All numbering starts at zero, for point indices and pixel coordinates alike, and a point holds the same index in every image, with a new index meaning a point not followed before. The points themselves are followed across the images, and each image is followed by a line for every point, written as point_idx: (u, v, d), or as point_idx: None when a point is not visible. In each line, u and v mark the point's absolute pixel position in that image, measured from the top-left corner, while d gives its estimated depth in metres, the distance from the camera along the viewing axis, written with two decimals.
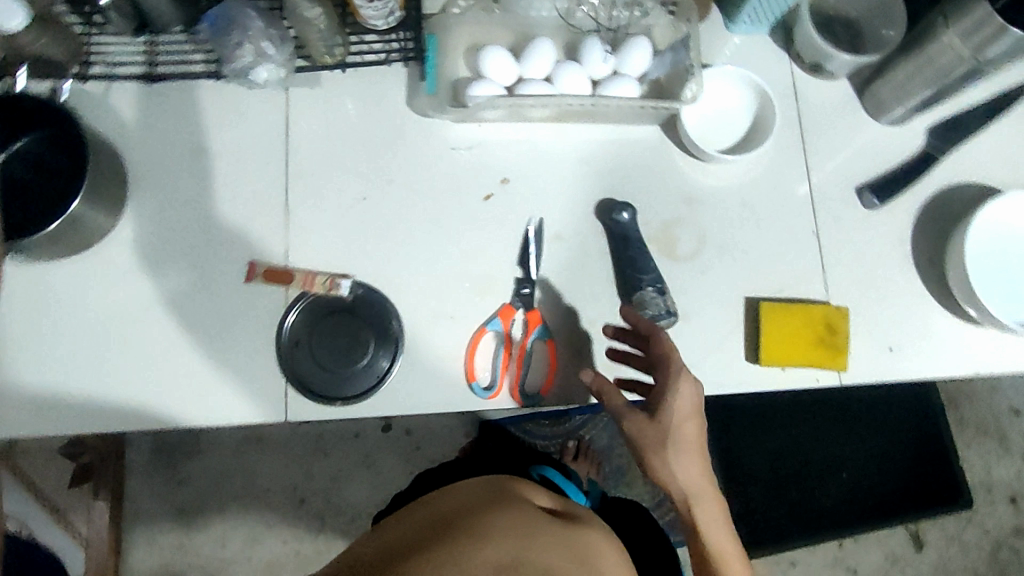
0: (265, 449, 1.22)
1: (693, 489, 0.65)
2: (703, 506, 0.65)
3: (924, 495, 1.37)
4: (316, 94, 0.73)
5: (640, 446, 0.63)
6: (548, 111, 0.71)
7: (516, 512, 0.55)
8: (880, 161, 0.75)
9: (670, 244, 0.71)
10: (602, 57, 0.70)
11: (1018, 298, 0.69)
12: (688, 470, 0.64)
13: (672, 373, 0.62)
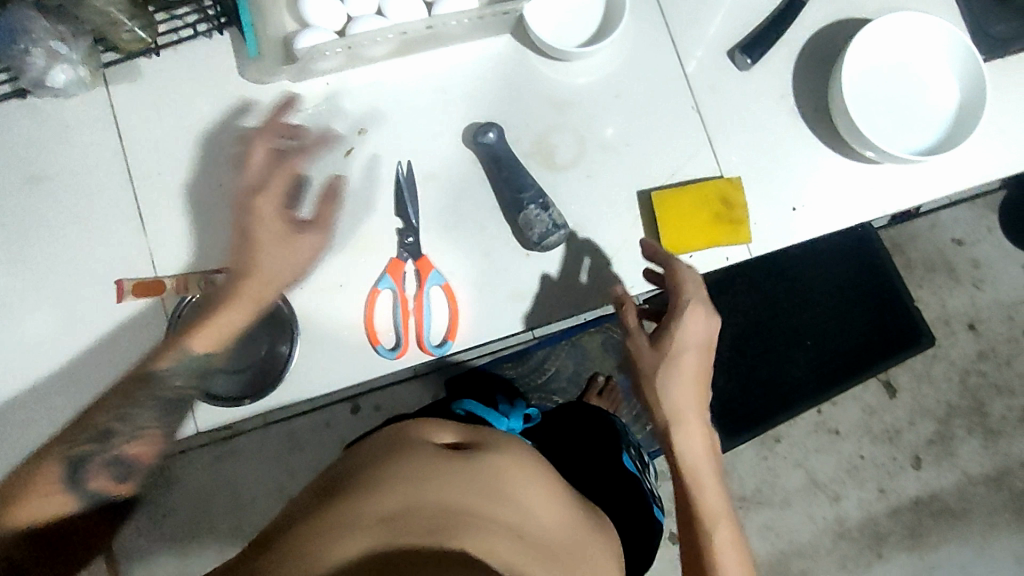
0: (238, 460, 1.20)
1: (678, 419, 0.65)
2: (685, 437, 0.65)
3: (890, 349, 1.40)
4: (140, 86, 0.67)
5: (636, 366, 0.65)
6: (389, 45, 0.66)
7: (421, 451, 0.56)
8: (749, 17, 0.71)
9: (551, 155, 0.68)
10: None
11: (907, 125, 0.68)
12: (681, 400, 0.65)
13: (684, 305, 0.63)
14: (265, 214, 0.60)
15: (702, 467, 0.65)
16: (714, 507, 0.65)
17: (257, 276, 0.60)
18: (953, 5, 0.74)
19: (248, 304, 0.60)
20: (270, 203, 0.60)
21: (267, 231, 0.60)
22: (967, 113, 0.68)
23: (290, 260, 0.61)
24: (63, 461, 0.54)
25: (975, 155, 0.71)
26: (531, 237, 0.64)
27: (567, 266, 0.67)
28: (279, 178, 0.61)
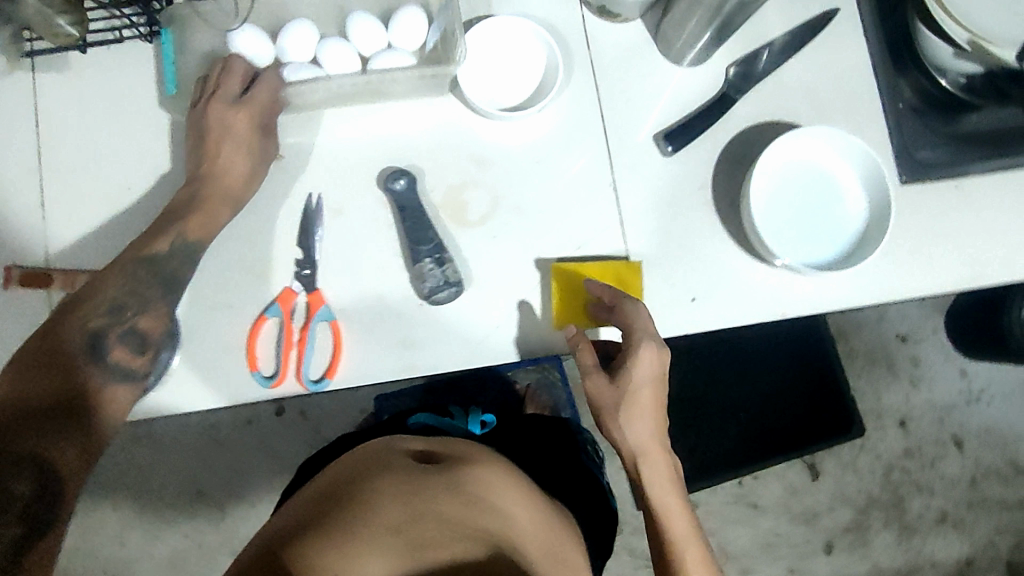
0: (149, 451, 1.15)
1: (639, 446, 0.67)
2: (650, 465, 0.67)
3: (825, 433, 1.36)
4: (66, 79, 0.67)
5: (598, 405, 0.67)
6: (320, 96, 0.67)
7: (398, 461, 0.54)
8: (679, 105, 0.73)
9: (461, 210, 0.68)
10: (377, 29, 0.66)
11: (811, 238, 0.70)
12: (642, 431, 0.67)
13: (635, 344, 0.63)
14: (235, 121, 0.65)
15: (667, 494, 0.67)
16: (685, 534, 0.66)
17: (209, 172, 0.65)
18: (881, 123, 0.75)
19: (204, 208, 0.64)
20: (245, 117, 0.65)
21: (235, 145, 0.65)
22: (872, 232, 0.69)
23: (250, 173, 0.66)
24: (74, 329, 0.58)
25: (877, 271, 0.72)
26: (422, 289, 0.66)
27: (458, 321, 0.67)
28: (260, 95, 0.66)
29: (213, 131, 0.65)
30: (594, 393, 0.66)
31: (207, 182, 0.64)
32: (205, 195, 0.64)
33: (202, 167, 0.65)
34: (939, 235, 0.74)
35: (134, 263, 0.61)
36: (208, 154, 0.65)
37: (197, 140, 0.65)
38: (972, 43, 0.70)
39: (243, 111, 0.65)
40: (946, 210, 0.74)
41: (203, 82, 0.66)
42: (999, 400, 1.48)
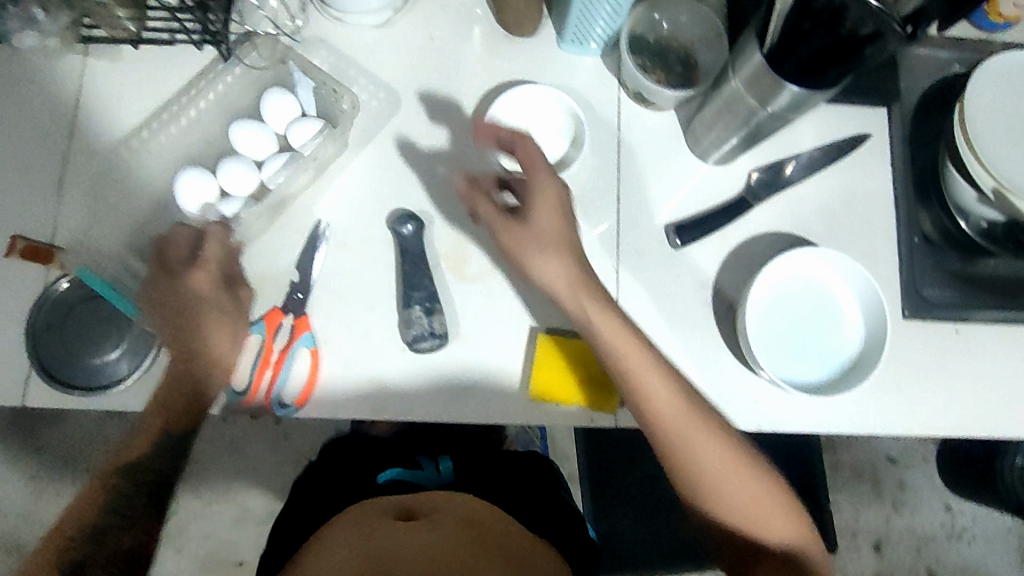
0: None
1: (549, 282, 0.63)
2: (598, 314, 0.63)
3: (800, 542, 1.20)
4: (114, 67, 0.70)
5: (508, 241, 0.63)
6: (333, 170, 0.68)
7: (357, 550, 0.58)
8: (696, 200, 0.74)
9: (462, 263, 0.69)
10: (256, 126, 0.68)
11: (802, 355, 0.69)
12: (553, 271, 0.63)
13: (531, 175, 0.63)
14: (195, 288, 0.64)
15: (623, 349, 0.63)
16: (652, 390, 0.63)
17: (188, 351, 0.63)
18: (892, 254, 0.75)
19: (191, 392, 0.64)
20: (204, 277, 0.64)
21: (202, 312, 0.64)
22: (863, 361, 0.68)
23: (225, 335, 0.64)
24: (156, 489, 0.65)
25: (863, 402, 0.71)
26: (406, 335, 0.66)
27: (435, 373, 0.66)
28: (211, 252, 0.64)
29: (179, 308, 0.64)
30: (502, 239, 0.63)
31: (183, 358, 0.64)
32: (176, 378, 0.64)
33: (179, 346, 0.64)
34: (932, 376, 0.73)
35: (119, 472, 0.64)
36: (183, 333, 0.64)
37: (158, 316, 0.64)
38: (997, 193, 0.70)
39: (202, 274, 0.64)
40: (944, 352, 0.74)
41: (157, 254, 0.65)
42: (979, 543, 1.44)
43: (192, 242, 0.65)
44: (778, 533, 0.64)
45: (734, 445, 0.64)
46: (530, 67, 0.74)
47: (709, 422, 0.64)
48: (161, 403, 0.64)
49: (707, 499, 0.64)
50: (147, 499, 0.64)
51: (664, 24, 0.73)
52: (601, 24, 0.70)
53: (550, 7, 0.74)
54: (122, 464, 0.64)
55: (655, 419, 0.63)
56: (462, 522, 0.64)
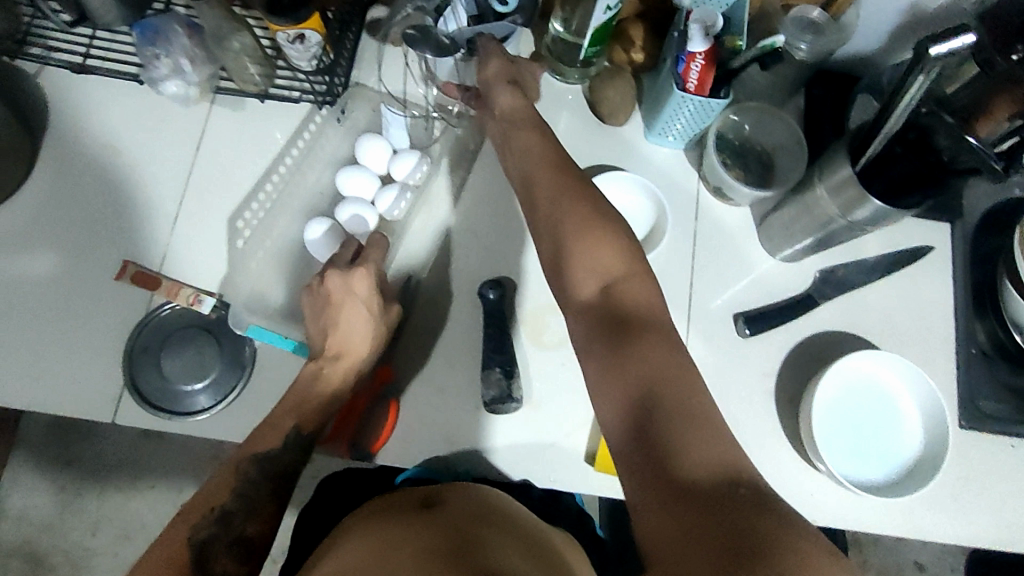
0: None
1: (511, 107, 0.65)
2: (528, 158, 0.61)
3: None
4: (237, 116, 0.76)
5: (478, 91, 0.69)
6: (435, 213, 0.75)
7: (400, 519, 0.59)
8: (764, 293, 0.77)
9: (539, 330, 0.72)
10: (360, 172, 0.73)
11: (860, 454, 0.71)
12: (501, 97, 0.66)
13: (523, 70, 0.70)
14: (355, 282, 0.66)
15: (536, 172, 0.60)
16: (558, 216, 0.56)
17: (336, 348, 0.66)
18: (951, 364, 0.77)
19: (329, 391, 0.66)
20: (366, 277, 0.66)
21: (357, 307, 0.66)
22: (923, 468, 0.69)
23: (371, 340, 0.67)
24: (281, 480, 0.63)
25: (920, 508, 0.72)
26: (483, 397, 0.68)
27: (505, 434, 0.69)
28: (371, 258, 0.68)
29: (334, 304, 0.66)
30: (483, 67, 0.67)
31: (331, 351, 0.66)
32: (335, 367, 0.66)
33: (330, 340, 0.66)
34: (992, 489, 0.73)
35: (244, 462, 0.62)
36: (330, 329, 0.67)
37: (315, 308, 0.67)
38: None
39: (364, 274, 0.66)
40: (1003, 469, 0.74)
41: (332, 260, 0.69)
42: None
43: (354, 250, 0.69)
44: (586, 331, 0.53)
45: (619, 234, 0.55)
46: (617, 153, 0.80)
47: (596, 213, 0.56)
48: (296, 398, 0.65)
49: (559, 273, 0.56)
50: (272, 492, 0.63)
51: (745, 127, 0.78)
52: (691, 121, 0.75)
53: (639, 101, 0.80)
54: (251, 453, 0.63)
55: (524, 172, 0.61)
56: (469, 510, 0.60)
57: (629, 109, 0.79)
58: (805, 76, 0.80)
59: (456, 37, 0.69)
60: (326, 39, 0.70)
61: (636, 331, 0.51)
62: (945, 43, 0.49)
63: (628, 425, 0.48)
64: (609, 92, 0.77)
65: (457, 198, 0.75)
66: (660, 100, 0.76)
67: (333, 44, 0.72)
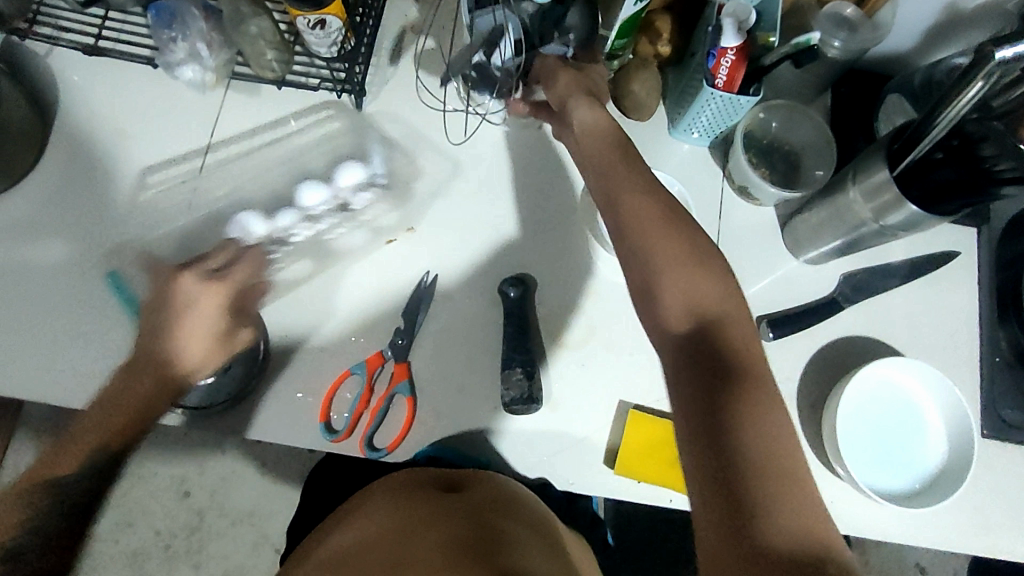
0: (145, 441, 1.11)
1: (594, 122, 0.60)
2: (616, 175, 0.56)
3: None
4: (253, 102, 0.75)
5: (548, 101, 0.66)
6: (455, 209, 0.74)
7: (420, 512, 0.61)
8: (789, 296, 0.75)
9: (560, 329, 0.71)
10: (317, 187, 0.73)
11: (883, 463, 0.70)
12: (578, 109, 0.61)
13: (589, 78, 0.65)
14: (202, 297, 0.61)
15: (625, 191, 0.55)
16: (655, 243, 0.52)
17: (159, 363, 0.60)
18: (975, 371, 0.75)
19: (132, 411, 0.59)
20: (214, 294, 0.61)
21: (200, 321, 0.60)
22: (948, 477, 0.68)
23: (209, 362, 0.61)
24: (79, 508, 0.57)
25: (943, 518, 0.71)
26: (502, 397, 0.67)
27: (524, 435, 0.68)
28: (235, 275, 0.63)
29: (175, 320, 0.60)
30: (554, 83, 0.64)
31: (158, 361, 0.60)
32: (160, 380, 0.60)
33: (158, 354, 0.60)
34: (1016, 500, 0.72)
35: (40, 489, 0.56)
36: (162, 336, 0.60)
37: (151, 310, 0.62)
38: None
39: (211, 291, 0.61)
40: None
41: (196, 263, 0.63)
42: None
43: (227, 254, 0.64)
44: (675, 368, 0.50)
45: (719, 274, 0.51)
46: (640, 150, 0.78)
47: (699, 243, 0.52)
48: (99, 418, 0.59)
49: (646, 300, 0.52)
50: (68, 521, 0.57)
51: (773, 125, 0.77)
52: (718, 119, 0.73)
53: (665, 97, 0.79)
54: (39, 479, 0.57)
55: (610, 190, 0.56)
56: (490, 500, 0.61)
57: (655, 105, 0.77)
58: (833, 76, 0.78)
59: (507, 67, 0.68)
60: (347, 27, 0.68)
61: (736, 381, 0.48)
62: (1009, 48, 0.49)
63: (719, 492, 0.44)
64: (636, 86, 0.74)
65: (477, 193, 0.74)
66: (687, 96, 0.74)
67: (355, 31, 0.71)
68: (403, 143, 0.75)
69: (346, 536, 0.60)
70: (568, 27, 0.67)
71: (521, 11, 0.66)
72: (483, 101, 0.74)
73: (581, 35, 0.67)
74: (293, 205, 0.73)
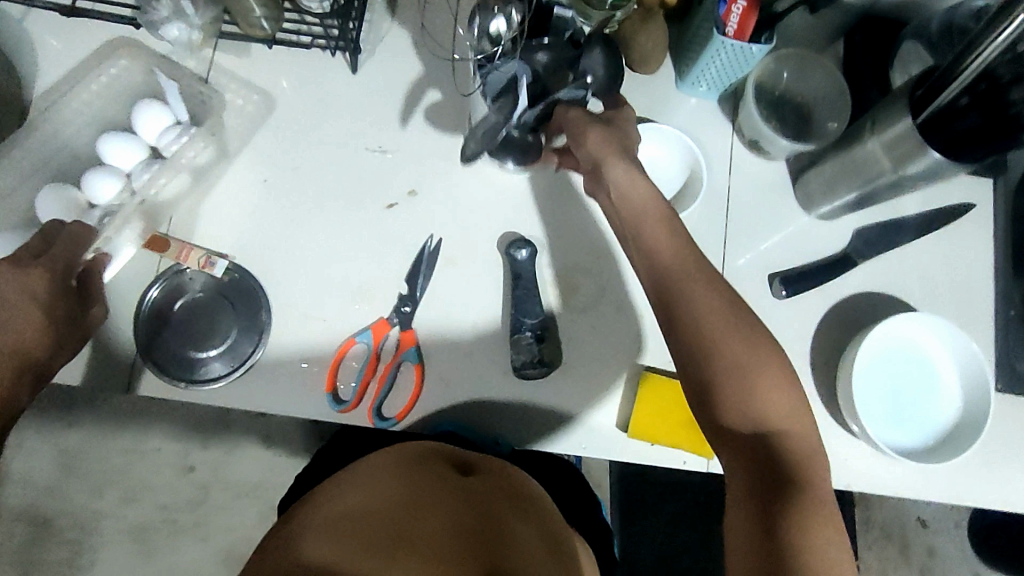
0: (148, 416, 1.10)
1: (633, 200, 0.58)
2: (683, 280, 0.56)
3: None
4: (243, 64, 0.71)
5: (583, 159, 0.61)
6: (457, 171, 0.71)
7: (424, 489, 0.58)
8: (801, 253, 0.74)
9: (567, 293, 0.69)
10: (128, 142, 0.66)
11: (897, 421, 0.69)
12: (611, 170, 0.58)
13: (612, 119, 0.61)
14: (30, 279, 0.58)
15: (692, 297, 0.55)
16: (728, 354, 0.54)
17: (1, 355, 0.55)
18: (990, 325, 0.74)
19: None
20: (45, 276, 0.58)
21: (44, 304, 0.58)
22: (963, 433, 0.68)
23: (52, 344, 0.58)
24: None
25: (956, 473, 0.70)
26: (513, 361, 0.66)
27: (534, 400, 0.67)
28: (61, 252, 0.60)
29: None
30: (582, 140, 0.59)
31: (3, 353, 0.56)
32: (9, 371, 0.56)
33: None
34: None
35: None
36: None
37: None
38: None
39: (37, 278, 0.58)
40: None
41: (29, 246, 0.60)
42: None
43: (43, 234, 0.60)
44: (739, 472, 0.53)
45: (783, 379, 0.54)
46: (647, 105, 0.75)
47: (756, 341, 0.54)
48: None
49: (708, 403, 0.55)
50: None
51: (784, 76, 0.74)
52: (727, 69, 0.70)
53: (672, 49, 0.76)
54: None
55: (667, 280, 0.56)
56: (502, 489, 0.61)
57: (662, 56, 0.74)
58: (847, 23, 0.75)
59: (525, 120, 0.63)
60: None
61: (791, 491, 0.50)
62: None
63: None
64: (642, 37, 0.71)
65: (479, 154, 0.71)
66: (695, 46, 0.71)
67: None
68: (400, 102, 0.72)
69: (331, 505, 0.55)
70: (583, 70, 0.63)
71: (533, 61, 0.62)
72: (500, 161, 0.69)
73: (600, 81, 0.64)
74: (109, 168, 0.66)
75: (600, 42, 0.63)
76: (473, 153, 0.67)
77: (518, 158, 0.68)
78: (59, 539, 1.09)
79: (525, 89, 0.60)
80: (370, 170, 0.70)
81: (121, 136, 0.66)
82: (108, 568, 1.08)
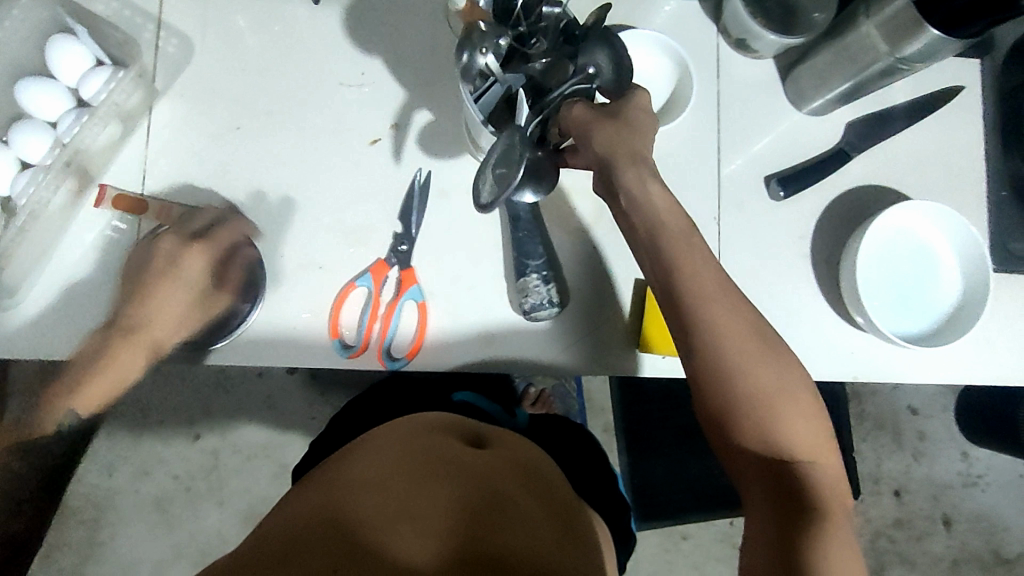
0: (148, 390, 1.09)
1: (659, 217, 0.58)
2: (690, 276, 0.56)
3: None
4: (194, 3, 0.66)
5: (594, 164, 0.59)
6: (439, 100, 0.68)
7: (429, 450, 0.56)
8: (795, 152, 0.72)
9: (564, 214, 0.69)
10: (47, 87, 0.62)
11: (900, 310, 0.70)
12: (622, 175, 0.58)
13: (621, 113, 0.58)
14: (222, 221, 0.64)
15: (702, 297, 0.55)
16: (732, 347, 0.55)
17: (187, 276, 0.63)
18: (983, 206, 0.75)
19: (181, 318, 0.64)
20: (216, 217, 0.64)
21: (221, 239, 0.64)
22: (964, 313, 0.69)
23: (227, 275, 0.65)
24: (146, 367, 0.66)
25: (956, 352, 0.72)
26: (523, 305, 0.65)
27: (541, 328, 0.67)
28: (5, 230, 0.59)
29: (174, 271, 0.63)
30: (590, 142, 0.57)
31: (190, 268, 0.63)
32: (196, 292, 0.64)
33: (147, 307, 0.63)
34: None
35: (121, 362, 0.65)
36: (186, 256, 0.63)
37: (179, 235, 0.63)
38: None
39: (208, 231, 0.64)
40: None
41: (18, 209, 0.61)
42: (995, 491, 1.28)
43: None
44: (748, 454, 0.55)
45: (786, 360, 0.56)
46: (629, 12, 0.72)
47: (756, 331, 0.56)
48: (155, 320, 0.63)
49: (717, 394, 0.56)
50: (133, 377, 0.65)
51: None
52: None
53: None
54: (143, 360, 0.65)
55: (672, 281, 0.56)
56: (511, 460, 0.59)
57: None
58: None
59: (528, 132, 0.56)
60: None
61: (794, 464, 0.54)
62: None
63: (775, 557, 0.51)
64: None
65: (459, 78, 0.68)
66: None
67: None
68: (370, 30, 0.68)
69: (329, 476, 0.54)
70: (587, 63, 0.56)
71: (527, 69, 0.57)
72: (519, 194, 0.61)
73: (606, 78, 0.57)
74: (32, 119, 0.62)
75: (600, 37, 0.56)
76: (487, 199, 0.55)
77: (534, 185, 0.61)
78: (76, 520, 1.08)
79: (523, 102, 0.55)
80: (348, 108, 0.67)
81: (38, 80, 0.62)
82: (132, 539, 1.09)
